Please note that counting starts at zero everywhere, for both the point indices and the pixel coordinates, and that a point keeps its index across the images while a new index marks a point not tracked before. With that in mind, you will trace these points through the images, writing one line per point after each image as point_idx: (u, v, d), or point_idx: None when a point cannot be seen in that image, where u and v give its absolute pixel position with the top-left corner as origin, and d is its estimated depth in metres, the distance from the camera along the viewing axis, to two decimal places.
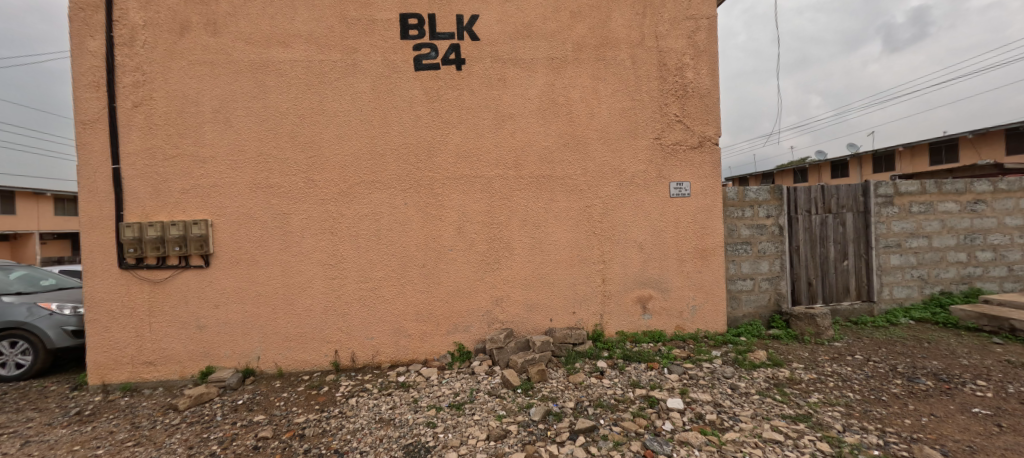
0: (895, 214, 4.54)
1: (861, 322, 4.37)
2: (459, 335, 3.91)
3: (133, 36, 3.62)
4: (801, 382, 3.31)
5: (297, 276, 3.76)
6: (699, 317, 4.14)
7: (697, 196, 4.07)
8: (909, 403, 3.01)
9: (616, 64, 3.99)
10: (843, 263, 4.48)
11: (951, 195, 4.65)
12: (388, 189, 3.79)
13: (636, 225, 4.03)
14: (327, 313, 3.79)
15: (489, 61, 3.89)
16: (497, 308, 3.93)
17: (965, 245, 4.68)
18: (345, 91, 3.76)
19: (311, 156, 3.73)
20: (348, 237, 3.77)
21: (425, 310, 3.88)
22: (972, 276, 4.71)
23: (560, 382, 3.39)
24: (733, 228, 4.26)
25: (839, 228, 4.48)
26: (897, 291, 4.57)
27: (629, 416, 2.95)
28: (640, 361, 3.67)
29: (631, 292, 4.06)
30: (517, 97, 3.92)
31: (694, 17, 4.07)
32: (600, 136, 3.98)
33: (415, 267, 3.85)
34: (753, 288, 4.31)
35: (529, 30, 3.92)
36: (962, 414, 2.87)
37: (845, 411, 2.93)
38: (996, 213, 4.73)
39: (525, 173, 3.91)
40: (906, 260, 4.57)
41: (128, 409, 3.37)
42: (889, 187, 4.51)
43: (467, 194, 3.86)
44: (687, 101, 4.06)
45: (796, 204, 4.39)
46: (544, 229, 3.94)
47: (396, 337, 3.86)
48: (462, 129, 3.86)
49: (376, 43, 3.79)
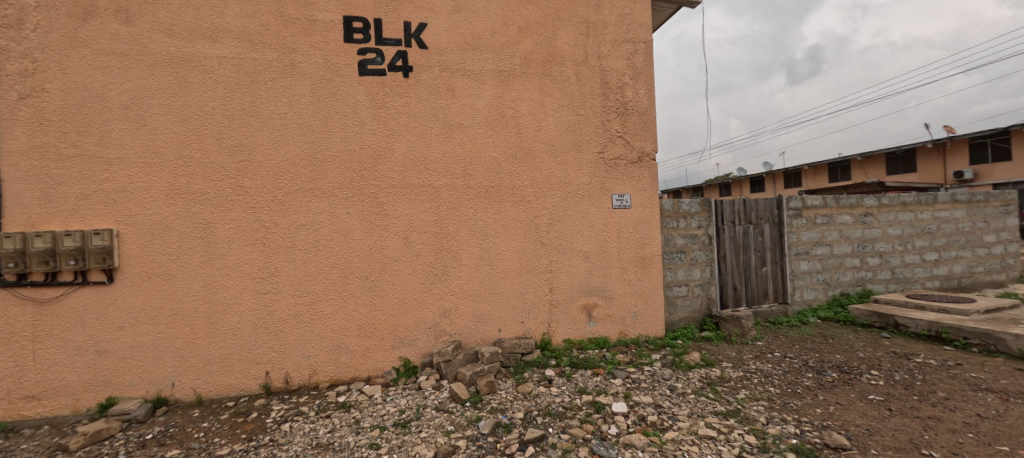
0: (804, 225, 5.11)
1: (778, 322, 4.84)
2: (405, 349, 3.77)
3: (22, 18, 3.14)
4: (730, 380, 3.59)
5: (221, 292, 3.41)
6: (640, 322, 4.34)
7: (638, 207, 4.30)
8: (819, 394, 3.38)
9: (562, 80, 4.14)
10: (763, 269, 4.96)
11: (846, 209, 5.33)
12: (328, 197, 3.60)
13: (581, 236, 4.16)
14: (257, 331, 3.48)
15: (437, 70, 3.86)
16: (445, 320, 3.85)
17: (858, 252, 5.38)
18: (281, 93, 3.54)
19: (242, 161, 3.45)
20: (284, 248, 3.51)
21: (367, 324, 3.69)
22: (865, 279, 5.41)
23: (508, 393, 3.39)
24: (670, 237, 4.54)
25: (759, 237, 4.95)
26: (807, 293, 5.13)
27: (577, 422, 3.01)
28: (587, 368, 3.77)
29: (577, 301, 4.17)
30: (466, 108, 3.92)
31: (632, 41, 4.34)
32: (547, 148, 4.08)
33: (358, 280, 3.66)
34: (687, 294, 4.61)
35: (477, 42, 3.95)
36: (861, 401, 3.26)
37: (768, 404, 3.22)
38: (881, 224, 5.49)
39: (473, 183, 3.90)
40: (813, 266, 5.16)
41: (1, 453, 2.84)
42: (799, 201, 5.08)
43: (414, 204, 3.77)
44: (627, 118, 4.30)
45: (722, 215, 4.80)
46: (492, 239, 3.95)
47: (336, 355, 3.63)
48: (408, 137, 3.78)
49: (317, 44, 3.61)
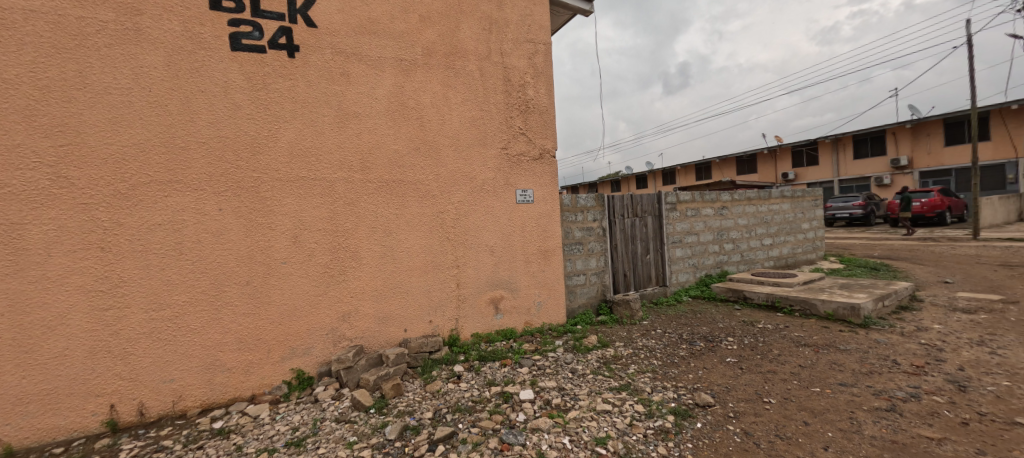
0: (677, 217, 5.87)
1: (659, 302, 5.51)
2: (297, 360, 3.41)
3: None
4: (622, 358, 3.98)
5: (39, 311, 2.69)
6: (544, 311, 4.56)
7: (540, 202, 4.49)
8: (692, 362, 3.93)
9: (465, 74, 4.11)
10: (646, 256, 5.58)
11: (708, 203, 6.25)
12: (194, 191, 3.06)
13: (486, 230, 4.19)
14: (96, 356, 2.82)
15: (329, 52, 3.52)
16: (344, 324, 3.57)
17: (717, 239, 6.36)
18: (124, 63, 2.90)
19: (66, 145, 2.75)
20: (134, 253, 2.90)
21: (250, 336, 3.24)
22: (722, 262, 6.44)
23: (416, 394, 3.29)
24: (569, 230, 4.85)
25: (643, 228, 5.56)
26: (680, 276, 5.92)
27: (486, 414, 3.04)
28: (495, 360, 3.84)
29: (484, 294, 4.21)
30: (363, 96, 3.65)
31: (532, 41, 4.49)
32: (451, 142, 4.02)
33: (236, 286, 3.19)
34: (585, 282, 4.97)
35: (375, 27, 3.71)
36: (721, 364, 3.88)
37: (653, 375, 3.65)
38: (733, 215, 6.57)
39: (373, 176, 3.67)
40: (685, 252, 5.97)
41: None
42: (674, 196, 5.81)
43: (305, 198, 3.41)
44: (529, 116, 4.45)
45: (613, 209, 5.27)
46: (396, 235, 3.77)
47: (209, 375, 3.12)
48: (297, 125, 3.39)
49: (174, 8, 3.03)
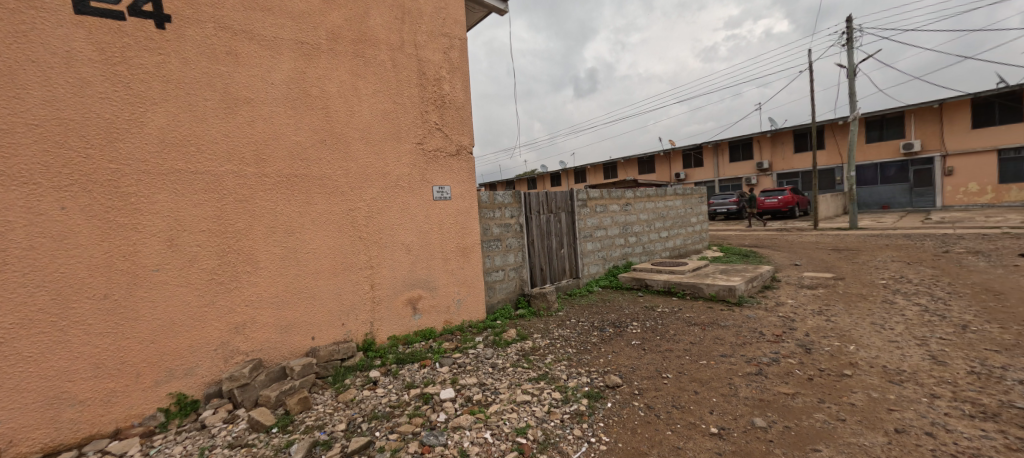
0: (587, 213, 6.25)
1: (573, 293, 5.82)
2: (178, 382, 2.93)
3: None
4: (540, 349, 4.13)
5: None
6: (463, 308, 4.53)
7: (457, 199, 4.45)
8: (602, 347, 4.23)
9: (376, 63, 3.89)
10: (560, 251, 5.85)
11: (614, 200, 6.74)
12: (25, 185, 2.49)
13: (402, 228, 4.03)
14: None
15: (212, 27, 3.07)
16: (238, 336, 3.16)
17: (622, 233, 6.91)
18: None
19: None
20: None
21: (113, 359, 2.71)
22: (626, 254, 7.02)
23: (327, 406, 3.05)
24: (487, 226, 4.87)
25: (557, 224, 5.81)
26: (591, 268, 6.33)
27: (405, 418, 2.93)
28: (413, 362, 3.71)
29: (401, 295, 4.05)
30: (257, 80, 3.26)
31: (447, 35, 4.41)
32: (362, 135, 3.78)
33: (91, 300, 2.64)
34: (503, 278, 5.05)
35: (270, 3, 3.33)
36: (627, 347, 4.24)
37: (569, 363, 3.86)
38: (635, 211, 7.18)
39: (271, 170, 3.30)
40: (594, 246, 6.38)
41: None
42: (584, 193, 6.16)
43: (184, 194, 2.94)
44: (445, 112, 4.37)
45: (530, 206, 5.43)
46: (300, 235, 3.44)
47: (53, 410, 2.55)
48: (170, 108, 2.91)
49: None
